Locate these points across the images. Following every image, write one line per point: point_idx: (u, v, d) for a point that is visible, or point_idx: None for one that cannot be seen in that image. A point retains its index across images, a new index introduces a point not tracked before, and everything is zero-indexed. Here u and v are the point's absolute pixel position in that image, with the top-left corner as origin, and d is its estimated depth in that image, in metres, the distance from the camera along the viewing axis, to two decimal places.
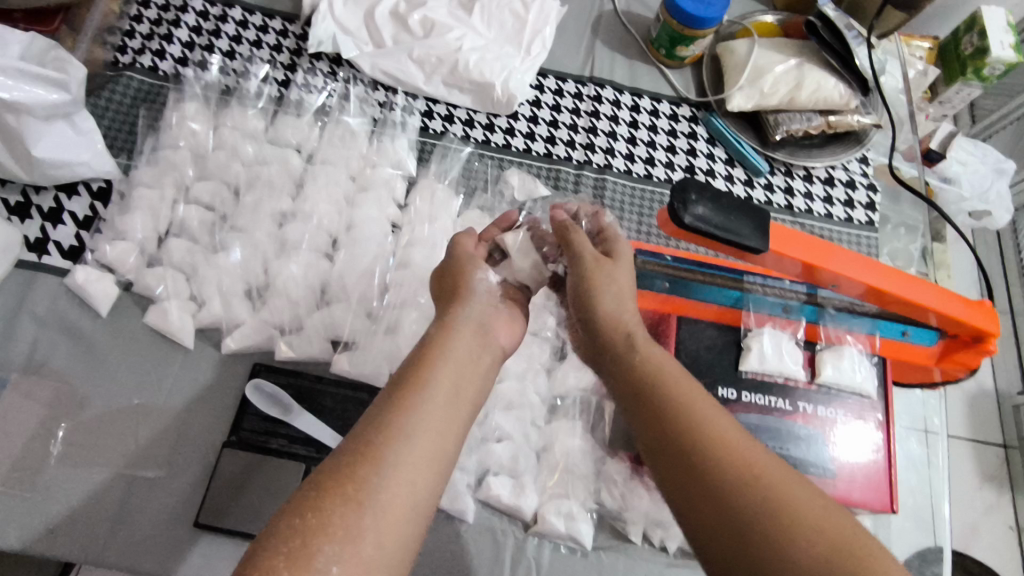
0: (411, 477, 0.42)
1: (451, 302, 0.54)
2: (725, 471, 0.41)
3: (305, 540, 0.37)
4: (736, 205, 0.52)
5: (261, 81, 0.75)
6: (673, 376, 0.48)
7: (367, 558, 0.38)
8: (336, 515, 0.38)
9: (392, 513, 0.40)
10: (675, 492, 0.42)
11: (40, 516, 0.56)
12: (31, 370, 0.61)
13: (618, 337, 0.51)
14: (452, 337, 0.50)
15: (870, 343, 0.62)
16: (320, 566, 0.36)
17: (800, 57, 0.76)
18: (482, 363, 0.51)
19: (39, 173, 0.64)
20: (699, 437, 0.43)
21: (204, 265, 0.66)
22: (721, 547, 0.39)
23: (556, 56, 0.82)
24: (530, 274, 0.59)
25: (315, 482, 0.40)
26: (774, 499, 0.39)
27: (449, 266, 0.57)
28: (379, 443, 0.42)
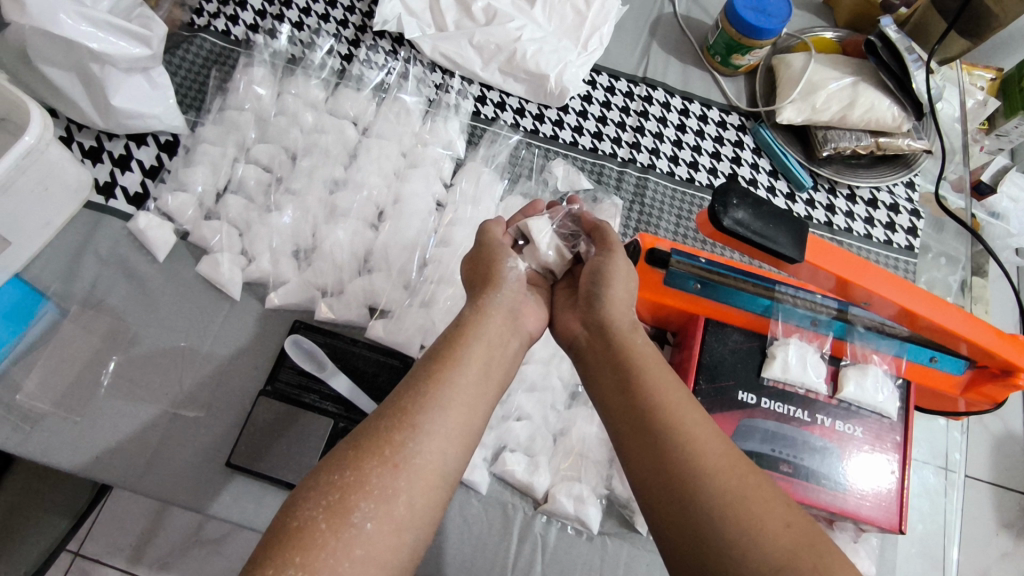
0: (443, 446, 0.45)
1: (484, 285, 0.55)
2: (695, 461, 0.43)
3: (343, 495, 0.40)
4: (778, 214, 0.53)
5: (325, 54, 0.78)
6: (656, 368, 0.50)
7: (399, 517, 0.41)
8: (374, 475, 0.42)
9: (424, 477, 0.43)
10: (643, 477, 0.44)
11: (88, 438, 0.61)
12: (90, 304, 0.66)
13: (615, 328, 0.53)
14: (487, 319, 0.53)
15: (896, 365, 0.62)
16: (356, 521, 0.40)
17: (857, 76, 0.76)
18: (512, 347, 0.53)
19: (115, 121, 0.69)
20: (674, 427, 0.45)
21: (258, 222, 0.69)
22: (687, 537, 0.41)
23: (612, 53, 0.84)
24: (556, 264, 0.60)
25: (353, 442, 0.44)
26: (737, 492, 0.41)
27: (483, 250, 0.58)
28: (414, 410, 0.45)
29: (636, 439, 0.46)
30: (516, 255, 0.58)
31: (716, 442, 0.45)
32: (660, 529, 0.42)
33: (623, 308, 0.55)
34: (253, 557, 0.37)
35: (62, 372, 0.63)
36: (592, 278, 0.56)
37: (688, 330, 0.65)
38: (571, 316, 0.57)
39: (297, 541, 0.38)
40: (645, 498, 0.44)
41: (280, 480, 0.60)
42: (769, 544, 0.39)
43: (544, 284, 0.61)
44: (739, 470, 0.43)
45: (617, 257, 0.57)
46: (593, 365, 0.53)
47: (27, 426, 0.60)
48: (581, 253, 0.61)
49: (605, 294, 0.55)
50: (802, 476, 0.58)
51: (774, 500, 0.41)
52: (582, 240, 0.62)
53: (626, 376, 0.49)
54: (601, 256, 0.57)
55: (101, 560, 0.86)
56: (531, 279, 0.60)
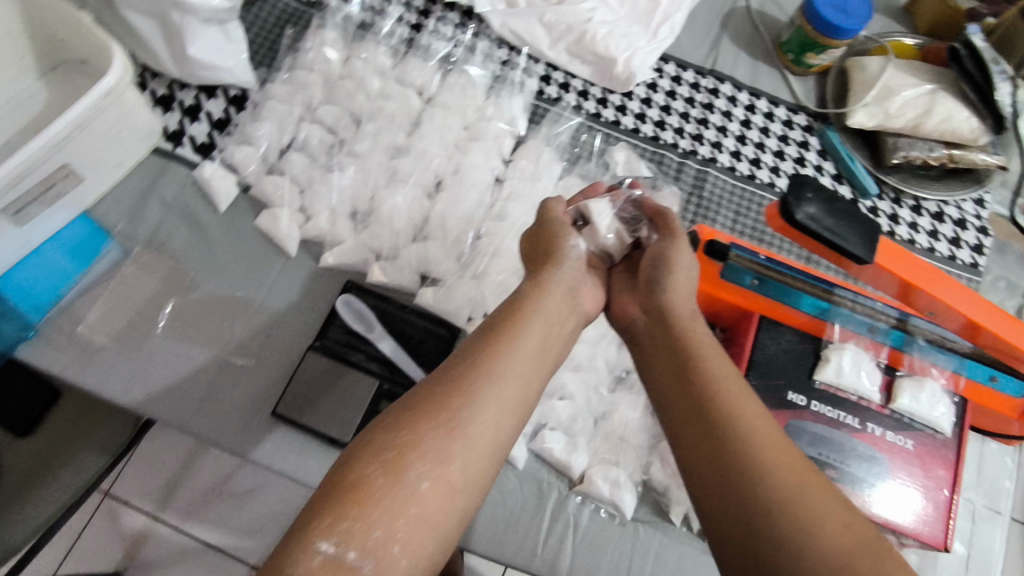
0: (498, 416, 0.45)
1: (545, 261, 0.55)
2: (753, 455, 0.42)
3: (400, 453, 0.41)
4: (851, 212, 0.51)
5: (395, 22, 0.78)
6: (715, 359, 0.49)
7: (453, 481, 0.41)
8: (430, 437, 0.42)
9: (478, 444, 0.43)
10: (697, 466, 0.44)
11: (142, 376, 0.62)
12: (153, 247, 0.68)
13: (675, 316, 0.52)
14: (546, 295, 0.52)
15: (954, 381, 0.61)
16: (412, 480, 0.40)
17: (935, 84, 0.74)
18: (568, 325, 0.53)
19: (189, 70, 0.70)
20: (732, 420, 0.44)
21: (319, 181, 0.70)
22: (742, 530, 0.40)
23: (681, 43, 0.83)
24: (615, 248, 0.60)
25: (410, 404, 0.44)
26: (796, 489, 0.40)
27: (545, 226, 0.57)
28: (471, 378, 0.45)
29: (692, 427, 0.45)
30: (577, 234, 0.57)
31: (775, 438, 0.44)
32: (713, 520, 0.42)
33: (683, 296, 0.54)
34: (310, 505, 0.38)
35: (121, 310, 0.65)
36: (653, 263, 0.56)
37: (739, 327, 0.64)
38: (629, 300, 0.57)
39: (353, 494, 0.38)
40: (698, 486, 0.43)
41: (324, 434, 0.61)
42: (829, 542, 0.38)
43: (601, 267, 0.61)
44: (798, 468, 0.42)
45: (681, 244, 0.57)
46: (649, 352, 0.52)
47: (86, 358, 0.62)
48: (642, 239, 0.61)
49: (666, 280, 0.55)
50: (847, 483, 0.57)
51: (834, 500, 0.40)
52: (644, 225, 0.61)
53: (684, 365, 0.49)
54: (665, 241, 0.57)
55: (129, 501, 0.93)
56: (589, 261, 0.60)
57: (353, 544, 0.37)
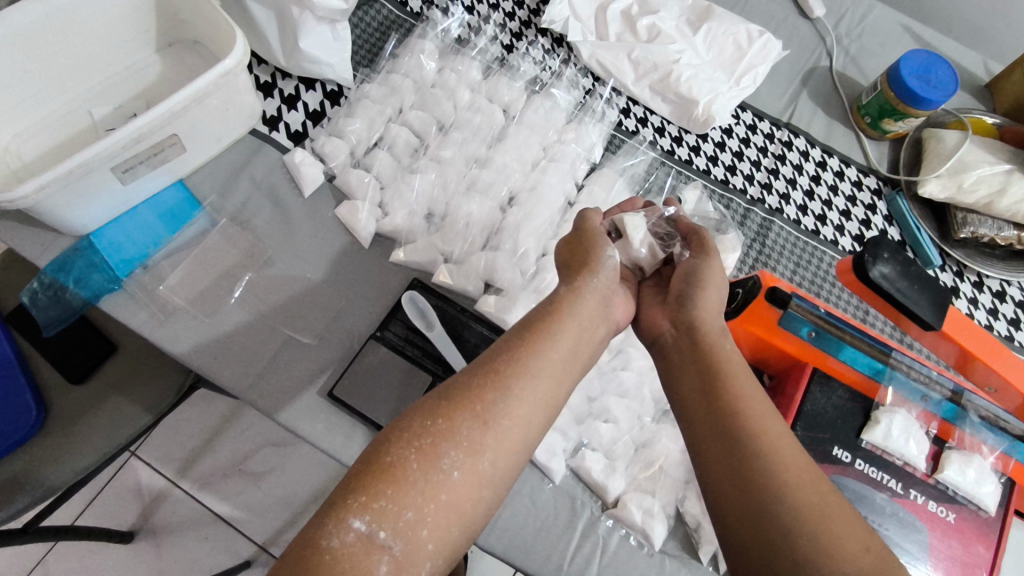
0: (530, 412, 0.46)
1: (582, 267, 0.56)
2: (775, 472, 0.43)
3: (434, 440, 0.43)
4: (924, 277, 0.53)
5: (489, 40, 0.82)
6: (742, 376, 0.49)
7: (482, 471, 0.43)
8: (464, 427, 0.44)
9: (509, 438, 0.45)
10: (717, 480, 0.45)
11: (212, 342, 0.65)
12: (237, 222, 0.71)
13: (705, 331, 0.53)
14: (581, 300, 0.53)
15: (1003, 462, 0.61)
16: (445, 467, 0.42)
17: (1012, 164, 0.74)
18: (600, 333, 0.54)
19: (296, 62, 0.74)
20: (755, 436, 0.45)
21: (399, 181, 0.73)
22: (759, 545, 0.41)
23: (761, 93, 0.85)
24: (647, 261, 0.61)
25: (445, 393, 0.45)
26: (815, 511, 0.41)
27: (582, 234, 0.59)
28: (506, 373, 0.47)
29: (713, 442, 0.46)
30: (612, 244, 0.58)
31: (797, 459, 0.45)
32: (731, 535, 0.43)
33: (713, 312, 0.55)
34: (347, 483, 0.41)
35: (200, 277, 0.68)
36: (685, 280, 0.57)
37: (789, 376, 0.65)
38: (658, 312, 0.57)
39: (388, 476, 0.41)
40: (717, 500, 0.45)
41: (373, 422, 0.64)
42: (844, 566, 0.39)
43: (631, 279, 0.62)
44: (818, 491, 0.43)
45: (712, 262, 0.58)
46: (676, 363, 0.53)
47: (162, 317, 0.66)
48: (674, 255, 0.62)
49: (698, 296, 0.55)
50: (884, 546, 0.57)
51: (852, 525, 0.41)
52: (677, 242, 0.63)
53: (711, 379, 0.49)
54: (697, 259, 0.58)
55: (153, 463, 0.96)
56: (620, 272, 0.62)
57: (385, 524, 0.39)
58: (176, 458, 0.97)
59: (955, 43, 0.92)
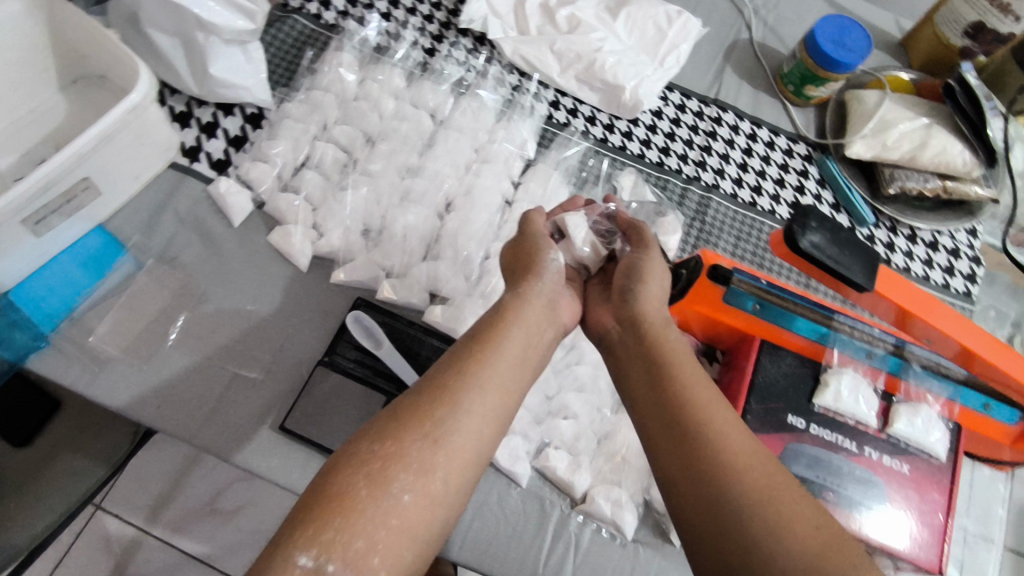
0: (481, 426, 0.45)
1: (526, 272, 0.55)
2: (725, 458, 0.43)
3: (383, 465, 0.41)
4: (854, 242, 0.53)
5: (410, 46, 0.81)
6: (689, 366, 0.50)
7: (435, 492, 0.42)
8: (413, 448, 0.42)
9: (461, 455, 0.44)
10: (672, 473, 0.44)
11: (152, 387, 0.63)
12: (166, 260, 0.69)
13: (649, 325, 0.53)
14: (528, 306, 0.53)
15: (948, 408, 0.63)
16: (395, 491, 0.40)
17: (931, 118, 0.77)
18: (548, 336, 0.54)
19: (208, 89, 0.72)
20: (705, 426, 0.45)
21: (331, 199, 0.71)
22: (716, 536, 0.40)
23: (687, 72, 0.85)
24: (590, 260, 0.61)
25: (393, 415, 0.44)
26: (768, 494, 0.41)
27: (523, 239, 0.59)
28: (454, 388, 0.46)
29: (665, 435, 0.46)
30: (557, 247, 0.58)
31: (747, 443, 0.45)
32: (689, 526, 0.42)
33: (655, 304, 0.55)
34: (293, 516, 0.38)
35: (133, 322, 0.66)
36: (626, 274, 0.57)
37: (739, 350, 0.66)
38: (603, 310, 0.57)
39: (336, 505, 0.39)
40: (673, 494, 0.44)
41: (330, 448, 0.62)
42: (800, 542, 0.39)
43: (578, 278, 0.62)
44: (770, 472, 0.43)
45: (652, 254, 0.59)
46: (624, 360, 0.53)
47: (96, 368, 0.63)
48: (615, 251, 0.62)
49: (639, 291, 0.56)
50: (844, 505, 0.59)
51: (805, 504, 0.41)
52: (618, 239, 0.63)
53: (659, 372, 0.49)
54: (637, 253, 0.59)
55: (119, 514, 0.92)
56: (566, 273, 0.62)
57: (334, 555, 0.36)
58: (142, 507, 0.93)
59: (868, 5, 0.94)
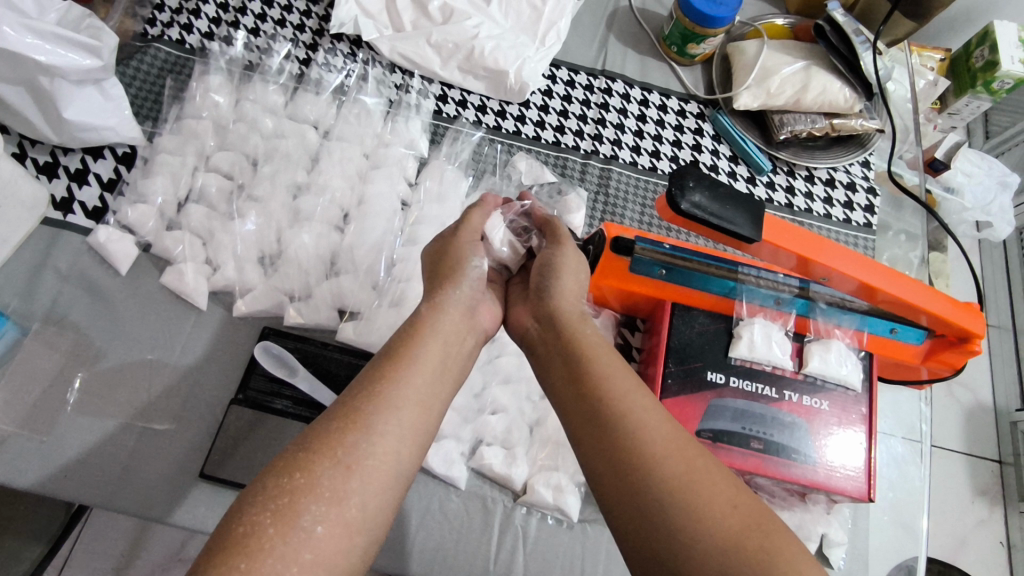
0: (398, 446, 0.44)
1: (443, 279, 0.54)
2: (644, 445, 0.43)
3: (292, 499, 0.39)
4: (734, 195, 0.54)
5: (283, 58, 0.77)
6: (606, 355, 0.50)
7: (351, 520, 0.40)
8: (325, 478, 0.40)
9: (378, 478, 0.42)
10: (596, 465, 0.44)
11: (57, 457, 0.60)
12: (52, 322, 0.65)
13: (566, 318, 0.53)
14: (442, 315, 0.51)
15: (858, 338, 0.64)
16: (306, 524, 0.38)
17: (809, 60, 0.78)
18: (469, 344, 0.53)
19: (68, 134, 0.67)
20: (624, 415, 0.45)
21: (221, 230, 0.68)
22: (639, 526, 0.41)
23: (571, 47, 0.85)
24: (510, 259, 0.61)
25: (302, 443, 0.42)
26: (687, 478, 0.42)
27: (447, 242, 0.57)
28: (368, 411, 0.44)
29: (588, 427, 0.46)
30: (482, 252, 0.57)
31: (666, 428, 0.45)
32: (614, 515, 0.43)
33: (572, 299, 0.55)
34: (194, 565, 0.36)
35: (25, 394, 0.62)
36: (542, 271, 0.57)
37: (655, 316, 0.67)
38: (522, 310, 0.57)
39: (241, 549, 0.36)
40: (598, 486, 0.44)
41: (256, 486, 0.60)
42: (716, 524, 0.40)
43: (500, 279, 0.62)
44: (688, 455, 0.43)
45: (566, 249, 0.58)
46: (545, 355, 0.53)
47: None
48: (533, 248, 0.62)
49: (555, 286, 0.55)
50: (772, 451, 0.60)
51: (721, 484, 0.42)
52: (534, 235, 0.63)
53: (577, 365, 0.49)
54: (552, 248, 0.58)
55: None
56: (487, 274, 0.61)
57: None
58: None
59: None
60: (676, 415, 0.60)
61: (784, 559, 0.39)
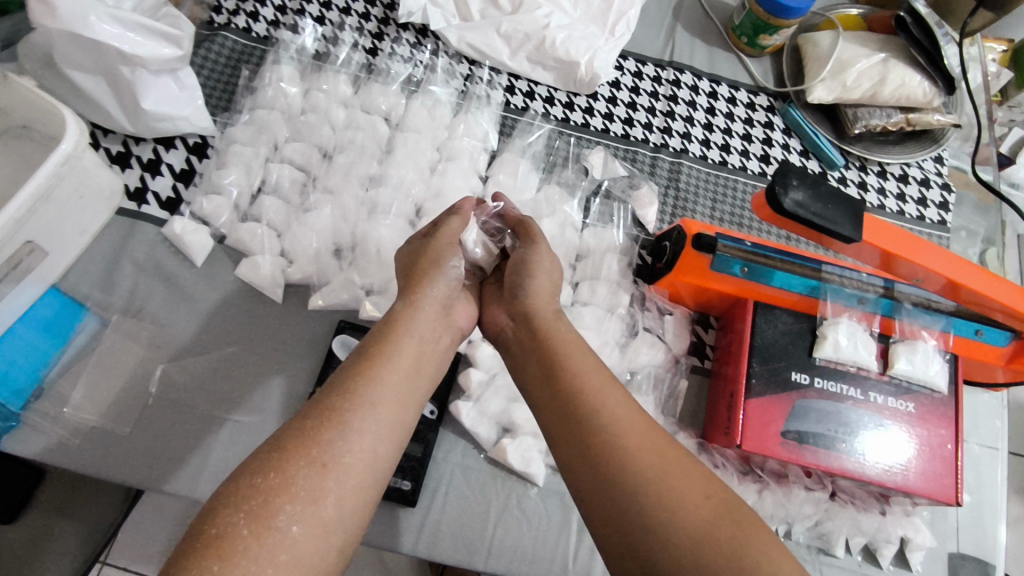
0: (375, 443, 0.43)
1: (419, 277, 0.53)
2: (616, 440, 0.43)
3: (267, 498, 0.38)
4: (835, 193, 0.53)
5: (350, 48, 0.77)
6: (579, 356, 0.49)
7: (328, 520, 0.39)
8: (301, 476, 0.39)
9: (354, 476, 0.41)
10: (572, 462, 0.44)
11: (141, 448, 0.60)
12: (130, 313, 0.65)
13: (541, 317, 0.53)
14: (418, 314, 0.51)
15: (944, 340, 0.63)
16: (282, 524, 0.37)
17: (887, 52, 0.76)
18: (444, 342, 0.52)
19: (144, 125, 0.67)
20: (599, 411, 0.45)
21: (296, 223, 0.68)
22: (614, 519, 0.40)
23: (637, 38, 0.83)
24: (484, 261, 0.60)
25: (276, 444, 0.41)
26: (660, 470, 0.42)
27: (423, 244, 0.56)
28: (343, 409, 0.43)
29: (563, 425, 0.45)
30: (460, 255, 0.56)
31: (638, 423, 0.45)
32: (590, 513, 0.42)
33: (547, 297, 0.55)
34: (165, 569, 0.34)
35: (107, 385, 0.62)
36: (516, 270, 0.56)
37: (734, 314, 0.66)
38: (496, 308, 0.56)
39: (212, 550, 0.35)
40: (575, 483, 0.44)
41: None
42: (692, 513, 0.39)
43: (474, 280, 0.60)
44: (661, 448, 0.43)
45: (540, 248, 0.57)
46: (520, 355, 0.52)
47: (79, 438, 0.60)
48: (506, 248, 0.61)
49: (529, 285, 0.55)
50: (857, 455, 0.59)
51: (693, 475, 0.42)
52: (508, 235, 0.62)
53: (553, 365, 0.49)
54: (525, 248, 0.57)
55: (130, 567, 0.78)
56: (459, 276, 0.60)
57: None
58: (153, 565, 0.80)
59: None
60: (762, 415, 0.59)
61: (759, 549, 0.38)
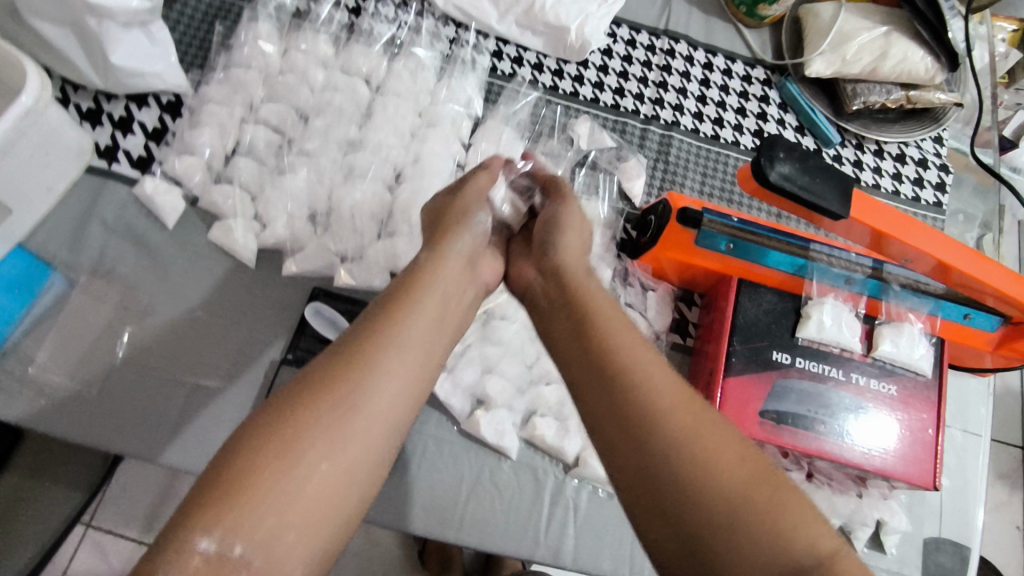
0: (397, 392, 0.41)
1: (446, 229, 0.51)
2: (651, 399, 0.41)
3: (292, 438, 0.36)
4: (825, 168, 0.51)
5: (332, 7, 0.74)
6: (610, 312, 0.47)
7: (350, 465, 0.37)
8: (324, 420, 0.37)
9: (378, 424, 0.39)
10: (601, 419, 0.42)
11: (107, 411, 0.59)
12: (99, 274, 0.63)
13: (570, 273, 0.50)
14: (445, 266, 0.48)
15: (930, 323, 0.62)
16: (308, 464, 0.36)
17: (889, 26, 0.73)
18: (468, 297, 0.50)
19: (113, 79, 0.65)
20: (633, 368, 0.42)
21: (271, 186, 0.66)
22: (644, 477, 0.39)
23: (632, 5, 0.80)
24: (512, 219, 0.58)
25: (300, 385, 0.39)
26: (694, 432, 0.40)
27: (450, 197, 0.54)
28: (367, 356, 0.41)
29: (592, 381, 0.43)
30: (487, 209, 0.54)
31: (672, 383, 0.42)
32: (616, 469, 0.40)
33: (577, 255, 0.52)
34: (184, 503, 0.34)
35: (74, 346, 0.61)
36: (546, 227, 0.54)
37: (718, 291, 0.64)
38: (525, 263, 0.54)
39: (237, 487, 0.34)
40: (602, 440, 0.42)
41: None
42: (727, 476, 0.38)
43: (500, 239, 0.58)
44: (696, 409, 0.41)
45: (571, 206, 0.55)
46: (547, 310, 0.50)
47: (43, 400, 0.58)
48: (536, 207, 0.59)
49: (559, 242, 0.52)
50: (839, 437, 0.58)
51: (729, 438, 0.40)
52: (538, 193, 0.59)
53: (581, 321, 0.46)
54: (555, 206, 0.55)
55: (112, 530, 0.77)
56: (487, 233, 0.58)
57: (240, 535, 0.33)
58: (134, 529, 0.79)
59: None
60: (742, 394, 0.58)
61: (794, 516, 0.36)
